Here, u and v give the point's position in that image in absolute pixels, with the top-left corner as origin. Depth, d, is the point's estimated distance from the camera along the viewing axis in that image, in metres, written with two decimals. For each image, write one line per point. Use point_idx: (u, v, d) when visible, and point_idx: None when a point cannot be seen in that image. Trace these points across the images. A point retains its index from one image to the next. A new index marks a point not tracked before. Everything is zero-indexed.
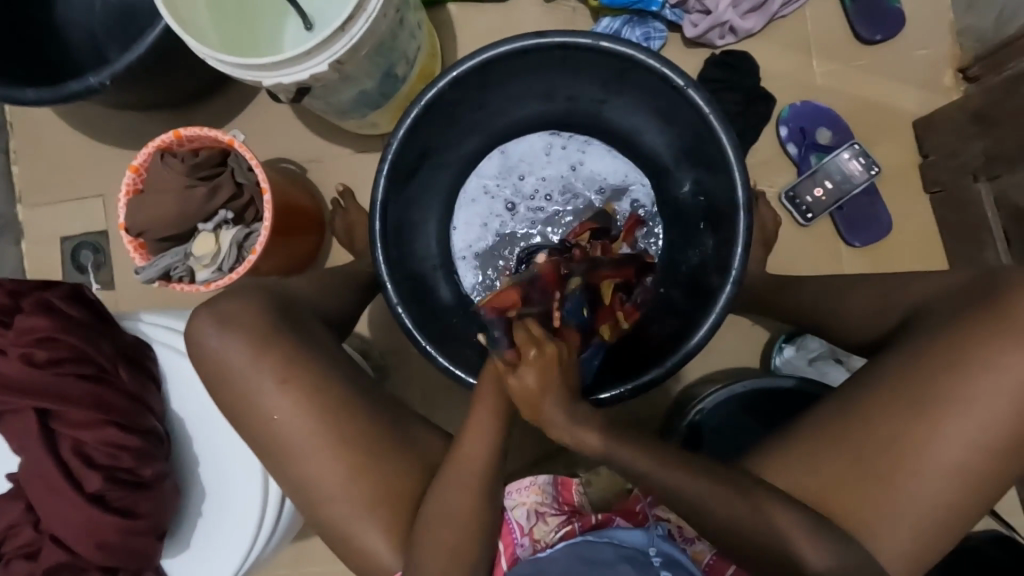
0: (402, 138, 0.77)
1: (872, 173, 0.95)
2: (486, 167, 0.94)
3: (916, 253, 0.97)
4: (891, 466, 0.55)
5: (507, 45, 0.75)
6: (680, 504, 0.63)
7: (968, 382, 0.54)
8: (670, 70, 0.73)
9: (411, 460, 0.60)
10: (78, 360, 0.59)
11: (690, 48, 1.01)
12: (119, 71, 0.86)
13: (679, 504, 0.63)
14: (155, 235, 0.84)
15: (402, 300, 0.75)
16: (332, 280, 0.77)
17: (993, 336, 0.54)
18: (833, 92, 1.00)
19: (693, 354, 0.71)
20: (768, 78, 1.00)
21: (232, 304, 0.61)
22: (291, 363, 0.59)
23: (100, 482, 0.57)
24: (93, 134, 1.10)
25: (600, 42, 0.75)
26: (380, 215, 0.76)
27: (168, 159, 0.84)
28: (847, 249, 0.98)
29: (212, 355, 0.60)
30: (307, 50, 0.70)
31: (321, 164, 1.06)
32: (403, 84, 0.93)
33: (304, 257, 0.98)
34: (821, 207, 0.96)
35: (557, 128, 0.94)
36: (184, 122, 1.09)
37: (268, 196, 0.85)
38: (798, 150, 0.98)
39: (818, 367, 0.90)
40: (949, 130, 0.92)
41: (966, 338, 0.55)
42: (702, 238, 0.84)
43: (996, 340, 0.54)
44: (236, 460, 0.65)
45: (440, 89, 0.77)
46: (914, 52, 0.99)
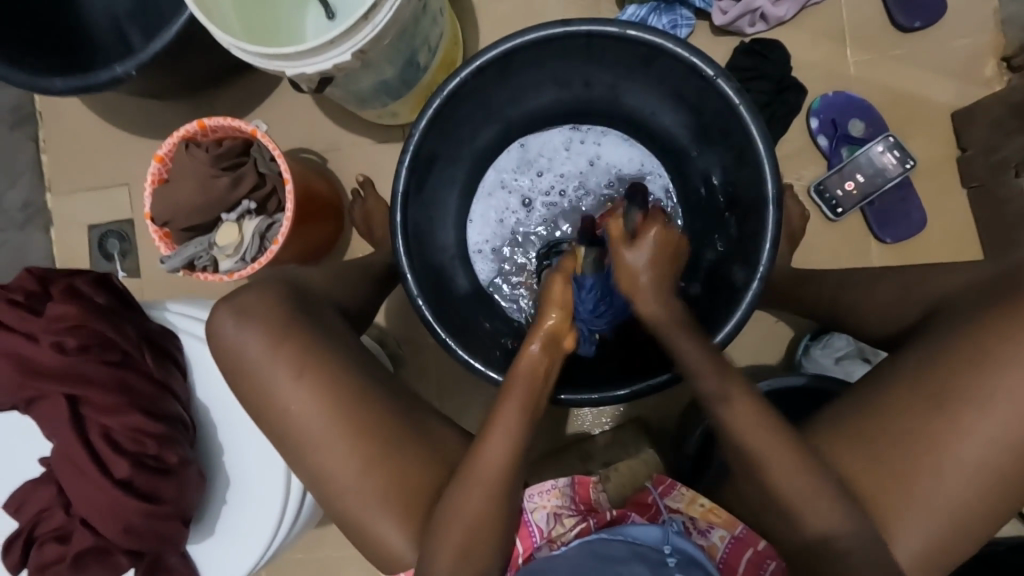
0: (423, 129, 0.76)
1: (906, 167, 0.92)
2: (504, 160, 0.94)
3: (949, 250, 0.94)
4: (914, 463, 0.53)
5: (530, 34, 0.74)
6: (691, 496, 0.61)
7: (1010, 387, 0.51)
8: (699, 59, 0.71)
9: (429, 456, 0.60)
10: (106, 348, 0.60)
11: (718, 36, 0.98)
12: (144, 60, 0.86)
13: (690, 497, 0.61)
14: (179, 225, 0.85)
15: (422, 292, 0.75)
16: (352, 271, 0.77)
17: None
18: (867, 82, 0.97)
19: None
20: (799, 67, 0.97)
21: (251, 295, 0.62)
22: (306, 356, 0.60)
23: (127, 469, 0.58)
24: (119, 123, 1.12)
25: (626, 31, 0.73)
26: (400, 208, 0.76)
27: (192, 149, 0.85)
28: (877, 245, 0.95)
29: (229, 347, 0.61)
30: (330, 40, 0.69)
31: (341, 154, 1.06)
32: (424, 73, 0.92)
33: (323, 247, 0.99)
34: (851, 201, 0.93)
35: (576, 120, 0.93)
36: (207, 112, 1.10)
37: (290, 186, 0.85)
38: (828, 143, 0.95)
39: (844, 366, 0.88)
40: (991, 123, 0.89)
41: (1005, 337, 0.52)
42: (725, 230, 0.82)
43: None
44: (257, 451, 0.66)
45: (462, 79, 0.75)
46: (955, 40, 0.95)
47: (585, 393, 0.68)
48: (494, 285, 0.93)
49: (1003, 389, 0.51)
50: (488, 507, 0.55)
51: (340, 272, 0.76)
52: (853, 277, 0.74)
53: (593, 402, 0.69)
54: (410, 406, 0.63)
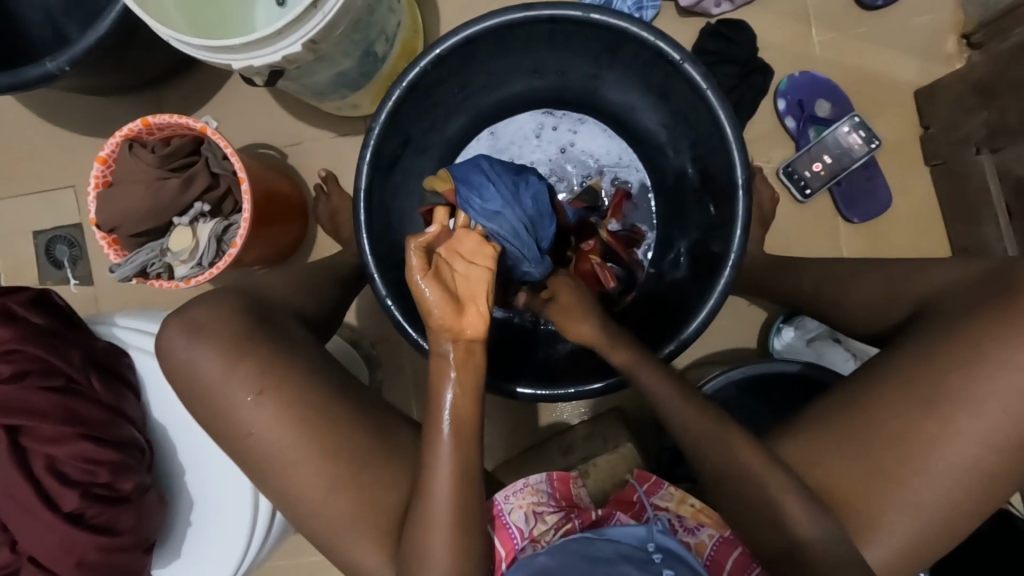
0: (384, 122, 0.73)
1: (871, 147, 0.92)
2: (474, 150, 0.91)
3: (914, 227, 0.95)
4: (896, 462, 0.53)
5: (492, 19, 0.71)
6: (679, 496, 0.60)
7: (982, 373, 0.52)
8: (665, 43, 0.70)
9: (398, 476, 0.57)
10: (48, 372, 0.57)
11: (683, 17, 0.96)
12: (78, 55, 0.80)
13: (678, 496, 0.60)
14: (127, 231, 0.80)
15: (391, 292, 0.73)
16: (311, 279, 0.73)
17: (1008, 332, 0.52)
18: (833, 62, 0.96)
19: (691, 340, 0.69)
20: (765, 47, 0.96)
21: (202, 310, 0.59)
22: (266, 371, 0.57)
23: (77, 500, 0.54)
24: (60, 121, 1.05)
25: (590, 14, 0.70)
26: (364, 207, 0.73)
27: (137, 149, 0.80)
28: (845, 226, 0.96)
29: (183, 365, 0.57)
30: (278, 30, 0.65)
31: (301, 148, 1.02)
32: (383, 63, 0.88)
33: (288, 248, 0.96)
34: (819, 182, 0.93)
35: (550, 107, 0.91)
36: (154, 107, 1.04)
37: (246, 185, 0.80)
38: (796, 124, 0.95)
39: (816, 348, 0.89)
40: (951, 101, 0.89)
41: (980, 334, 0.53)
42: (704, 217, 0.79)
43: (1007, 335, 0.52)
44: (222, 474, 0.64)
45: (422, 69, 0.72)
46: (916, 18, 0.96)
47: (561, 389, 0.70)
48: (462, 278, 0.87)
49: (987, 387, 0.52)
50: (466, 514, 0.53)
51: (301, 276, 0.73)
52: (835, 268, 0.73)
53: (570, 397, 0.71)
54: (378, 416, 0.61)
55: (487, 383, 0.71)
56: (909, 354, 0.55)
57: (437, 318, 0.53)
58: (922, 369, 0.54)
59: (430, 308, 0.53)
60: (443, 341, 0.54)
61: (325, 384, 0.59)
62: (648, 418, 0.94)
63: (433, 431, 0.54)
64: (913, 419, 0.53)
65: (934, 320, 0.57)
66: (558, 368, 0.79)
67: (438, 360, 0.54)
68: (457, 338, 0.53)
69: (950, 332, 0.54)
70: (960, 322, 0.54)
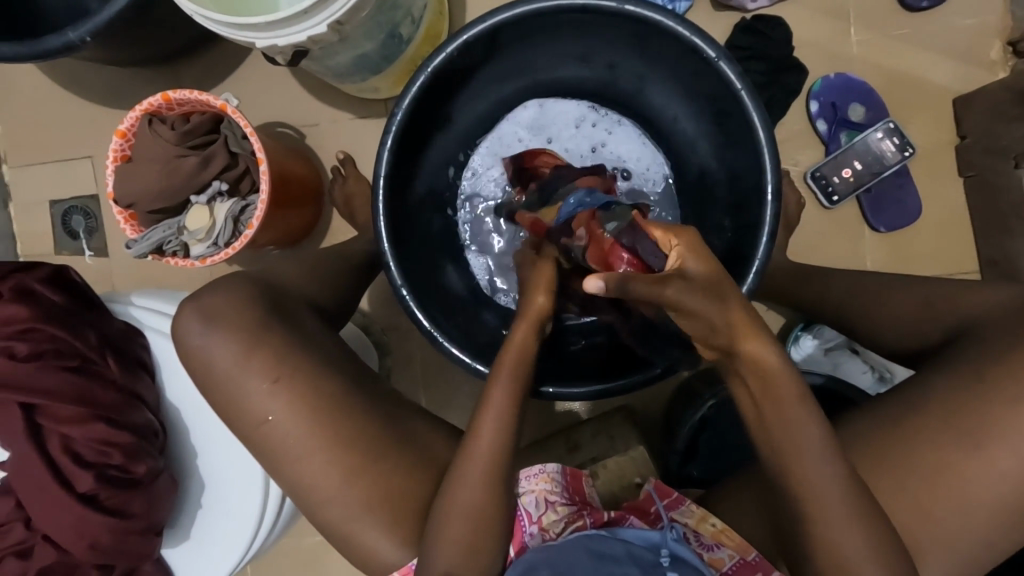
0: (407, 108, 0.72)
1: (904, 155, 0.90)
2: (518, 115, 0.88)
3: (941, 240, 0.93)
4: (926, 492, 0.52)
5: (521, 7, 0.69)
6: (701, 514, 0.60)
7: (1021, 406, 0.50)
8: (701, 39, 0.68)
9: (413, 474, 0.57)
10: (64, 351, 0.57)
11: (717, 11, 0.93)
12: (99, 25, 0.79)
13: (699, 514, 0.60)
14: (145, 208, 0.79)
15: (406, 282, 0.72)
16: (329, 265, 0.72)
17: None
18: (870, 64, 0.93)
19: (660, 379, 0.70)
20: (800, 45, 0.93)
21: (218, 295, 0.58)
22: (279, 362, 0.56)
23: (91, 481, 0.55)
24: (79, 89, 1.04)
25: (625, 5, 0.69)
26: (381, 194, 0.72)
27: (156, 126, 0.79)
28: (870, 234, 0.93)
29: (200, 349, 0.57)
30: (302, 10, 0.63)
31: (320, 129, 1.01)
32: (407, 46, 0.86)
33: (303, 229, 0.96)
34: (846, 188, 0.91)
35: (597, 100, 0.88)
36: (172, 80, 1.03)
37: (265, 166, 0.80)
38: (826, 128, 0.92)
39: (833, 358, 0.86)
40: (992, 111, 0.86)
41: (1017, 361, 0.51)
42: (721, 233, 0.78)
43: None
44: (236, 460, 0.64)
45: (447, 55, 0.71)
46: (959, 21, 0.92)
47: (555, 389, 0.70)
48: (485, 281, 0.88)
49: (1022, 420, 0.50)
50: (485, 514, 0.54)
51: (316, 260, 0.72)
52: (865, 281, 0.71)
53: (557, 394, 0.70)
54: (395, 411, 0.61)
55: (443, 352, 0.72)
56: (946, 381, 0.54)
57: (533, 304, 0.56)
58: (953, 397, 0.53)
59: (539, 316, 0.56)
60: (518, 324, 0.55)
61: (340, 374, 0.59)
62: (657, 419, 0.94)
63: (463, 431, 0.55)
64: (943, 447, 0.52)
65: (967, 344, 0.56)
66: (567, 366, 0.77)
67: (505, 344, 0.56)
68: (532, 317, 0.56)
69: (981, 357, 0.53)
70: (996, 351, 0.53)
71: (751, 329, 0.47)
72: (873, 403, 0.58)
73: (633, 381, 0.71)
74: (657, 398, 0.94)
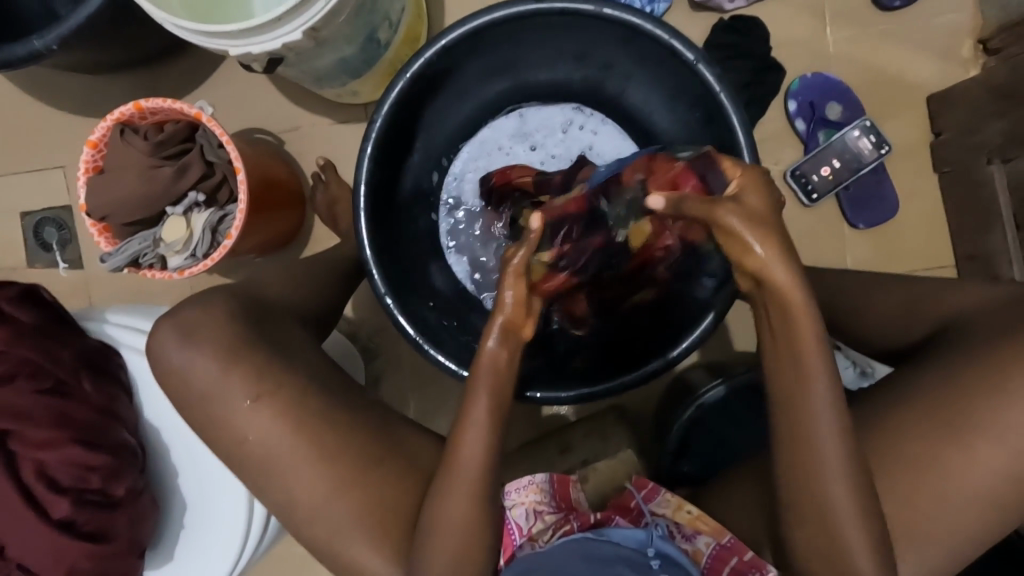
0: (387, 113, 0.72)
1: (881, 152, 0.91)
2: (501, 124, 0.89)
3: (920, 235, 0.95)
4: (911, 489, 0.53)
5: (499, 11, 0.70)
6: (676, 503, 0.60)
7: (1000, 403, 0.51)
8: (678, 41, 0.69)
9: (401, 487, 0.56)
10: (37, 374, 0.55)
11: (696, 12, 0.94)
12: (67, 33, 0.77)
13: (675, 503, 0.60)
14: (119, 220, 0.77)
15: (390, 290, 0.72)
16: (311, 274, 0.71)
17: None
18: (847, 63, 0.94)
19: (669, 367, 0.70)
20: (779, 44, 0.94)
21: (197, 311, 0.57)
22: (261, 377, 0.56)
23: (68, 507, 0.53)
24: (49, 98, 1.01)
25: (602, 9, 0.70)
26: (362, 201, 0.72)
27: (128, 135, 0.77)
28: (850, 231, 0.95)
29: (177, 368, 0.56)
30: (277, 17, 0.62)
31: (300, 135, 1.00)
32: (386, 50, 0.85)
33: (284, 236, 0.95)
34: (827, 186, 0.92)
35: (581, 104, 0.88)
36: (145, 86, 1.01)
37: (242, 175, 0.79)
38: (805, 126, 0.93)
39: None
40: (965, 108, 0.88)
41: (996, 359, 0.52)
42: None
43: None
44: (219, 479, 0.63)
45: (427, 60, 0.71)
46: (932, 20, 0.93)
47: (547, 394, 0.70)
48: (473, 286, 0.88)
49: (1003, 417, 0.51)
50: (474, 527, 0.53)
51: (299, 269, 0.71)
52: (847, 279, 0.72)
53: (547, 399, 0.71)
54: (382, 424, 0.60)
55: (434, 360, 0.71)
56: (927, 381, 0.55)
57: (507, 311, 0.51)
58: (934, 395, 0.54)
59: (515, 326, 0.52)
60: (495, 329, 0.52)
61: (325, 386, 0.58)
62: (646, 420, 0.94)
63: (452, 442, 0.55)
64: (926, 445, 0.53)
65: (947, 342, 0.57)
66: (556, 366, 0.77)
67: (484, 352, 0.52)
68: (513, 329, 0.52)
69: (961, 355, 0.54)
70: (974, 349, 0.54)
71: (775, 243, 0.45)
72: (858, 402, 0.59)
73: (612, 387, 0.70)
74: (646, 398, 0.95)
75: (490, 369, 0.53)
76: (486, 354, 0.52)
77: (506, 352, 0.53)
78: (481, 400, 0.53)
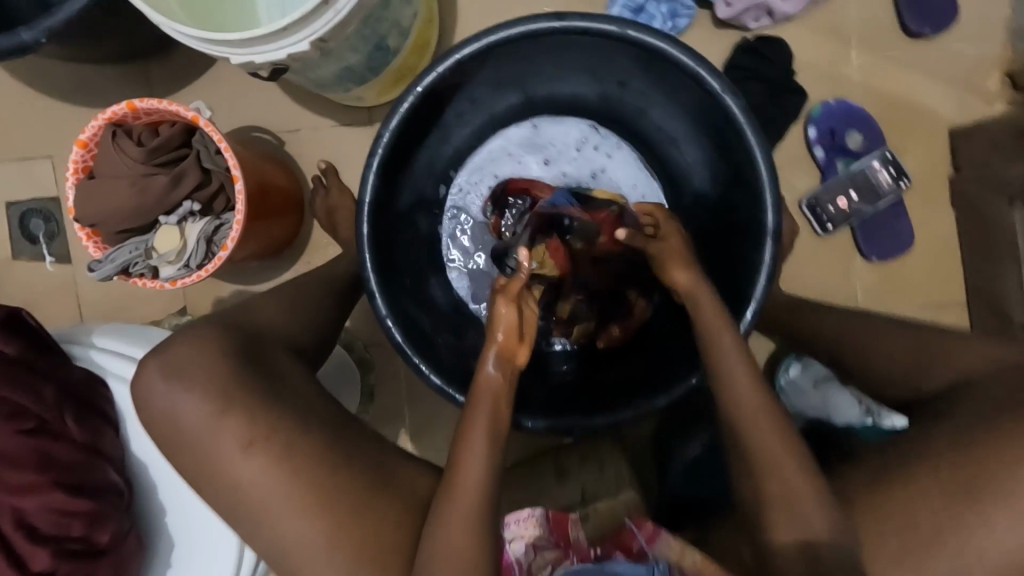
0: (394, 129, 0.68)
1: (900, 186, 0.89)
2: (512, 133, 0.85)
3: (931, 269, 0.93)
4: (923, 559, 0.51)
5: (519, 26, 0.66)
6: (679, 547, 0.57)
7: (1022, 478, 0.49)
8: (706, 72, 0.66)
9: (394, 535, 0.53)
10: (16, 415, 0.52)
11: (719, 29, 0.90)
12: (56, 25, 0.72)
13: (678, 548, 0.57)
14: (108, 225, 0.74)
15: (391, 312, 0.69)
16: (308, 296, 0.68)
17: None
18: (871, 90, 0.91)
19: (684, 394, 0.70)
20: (802, 67, 0.91)
21: (184, 348, 0.55)
22: (255, 421, 0.53)
23: (48, 558, 0.51)
24: (39, 84, 0.97)
25: (627, 31, 0.66)
26: (366, 217, 0.69)
27: (121, 137, 0.73)
28: (862, 263, 0.93)
29: (166, 411, 0.54)
30: (283, 27, 0.58)
31: (300, 136, 0.96)
32: (395, 57, 0.81)
33: (283, 242, 0.92)
34: (842, 218, 0.90)
35: (598, 121, 0.85)
36: (140, 77, 0.96)
37: (241, 184, 0.75)
38: (824, 154, 0.90)
39: (823, 392, 0.86)
40: (989, 145, 0.86)
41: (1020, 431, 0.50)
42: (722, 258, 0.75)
43: None
44: (209, 523, 0.61)
45: (439, 75, 0.68)
46: (961, 51, 0.91)
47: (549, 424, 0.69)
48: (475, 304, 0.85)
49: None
50: None
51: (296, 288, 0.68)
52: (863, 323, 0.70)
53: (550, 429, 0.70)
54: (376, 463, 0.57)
55: (435, 385, 0.68)
56: (946, 447, 0.53)
57: (496, 339, 0.55)
58: (954, 464, 0.52)
59: (508, 357, 0.55)
60: (491, 357, 0.55)
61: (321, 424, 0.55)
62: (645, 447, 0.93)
63: (451, 488, 0.53)
64: (942, 516, 0.51)
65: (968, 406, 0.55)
66: (553, 388, 0.80)
67: (483, 380, 0.55)
68: (509, 359, 0.55)
69: (984, 423, 0.52)
70: (998, 418, 0.52)
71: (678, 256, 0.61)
72: (872, 462, 0.57)
73: (611, 421, 0.70)
74: None
75: (489, 398, 0.55)
76: (485, 383, 0.55)
77: (504, 387, 0.56)
78: (480, 435, 0.54)
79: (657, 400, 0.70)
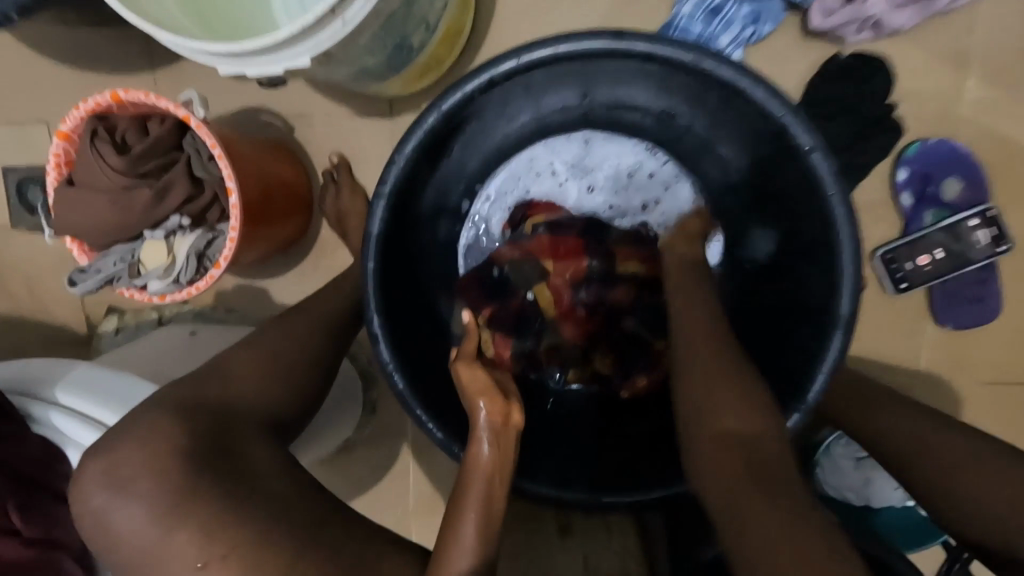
0: (410, 155, 0.59)
1: (998, 250, 0.75)
2: (560, 147, 0.74)
3: (1017, 348, 0.80)
4: None
5: (566, 45, 0.55)
6: None
7: None
8: (795, 120, 0.54)
9: None
10: None
11: (810, 40, 0.75)
12: None
13: None
14: (91, 237, 0.67)
15: (396, 360, 0.61)
16: (293, 355, 0.58)
17: None
18: (984, 128, 0.76)
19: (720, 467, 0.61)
20: (904, 92, 0.76)
21: (131, 447, 0.46)
22: (209, 538, 0.43)
23: None
24: (34, 37, 0.87)
25: (701, 61, 0.54)
26: (372, 253, 0.60)
27: (104, 137, 0.65)
28: (934, 329, 0.81)
29: (107, 518, 0.45)
30: (280, 39, 0.48)
31: (312, 124, 0.85)
32: (420, 54, 0.69)
33: (288, 241, 0.83)
34: (921, 278, 0.77)
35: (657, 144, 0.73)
36: (140, 39, 0.85)
37: (234, 198, 0.67)
38: (912, 202, 0.77)
39: (865, 471, 0.77)
40: None
41: None
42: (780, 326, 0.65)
43: None
44: None
45: (467, 94, 0.58)
46: None
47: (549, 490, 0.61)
48: None
49: None
50: None
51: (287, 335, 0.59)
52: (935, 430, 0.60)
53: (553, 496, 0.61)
54: None
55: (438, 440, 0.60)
56: None
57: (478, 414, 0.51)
58: None
59: (489, 443, 0.50)
60: (484, 437, 0.50)
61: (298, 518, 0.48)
62: None
63: None
64: None
65: None
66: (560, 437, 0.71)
67: (473, 459, 0.50)
68: (503, 425, 0.51)
69: None
70: None
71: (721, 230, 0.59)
72: None
73: (620, 500, 0.60)
74: None
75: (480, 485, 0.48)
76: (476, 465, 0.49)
77: (497, 473, 0.49)
78: (468, 527, 0.46)
79: (676, 484, 0.60)
